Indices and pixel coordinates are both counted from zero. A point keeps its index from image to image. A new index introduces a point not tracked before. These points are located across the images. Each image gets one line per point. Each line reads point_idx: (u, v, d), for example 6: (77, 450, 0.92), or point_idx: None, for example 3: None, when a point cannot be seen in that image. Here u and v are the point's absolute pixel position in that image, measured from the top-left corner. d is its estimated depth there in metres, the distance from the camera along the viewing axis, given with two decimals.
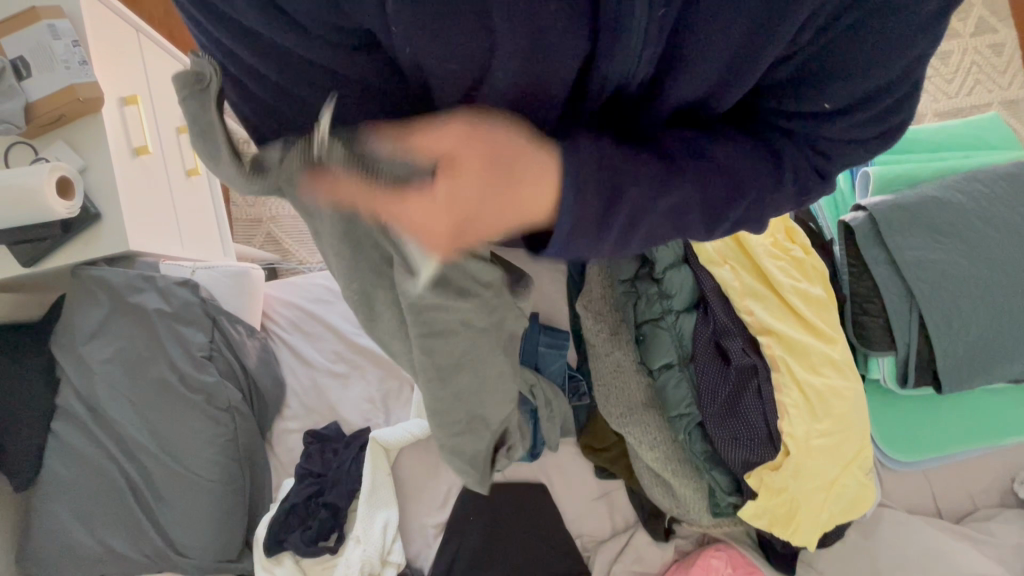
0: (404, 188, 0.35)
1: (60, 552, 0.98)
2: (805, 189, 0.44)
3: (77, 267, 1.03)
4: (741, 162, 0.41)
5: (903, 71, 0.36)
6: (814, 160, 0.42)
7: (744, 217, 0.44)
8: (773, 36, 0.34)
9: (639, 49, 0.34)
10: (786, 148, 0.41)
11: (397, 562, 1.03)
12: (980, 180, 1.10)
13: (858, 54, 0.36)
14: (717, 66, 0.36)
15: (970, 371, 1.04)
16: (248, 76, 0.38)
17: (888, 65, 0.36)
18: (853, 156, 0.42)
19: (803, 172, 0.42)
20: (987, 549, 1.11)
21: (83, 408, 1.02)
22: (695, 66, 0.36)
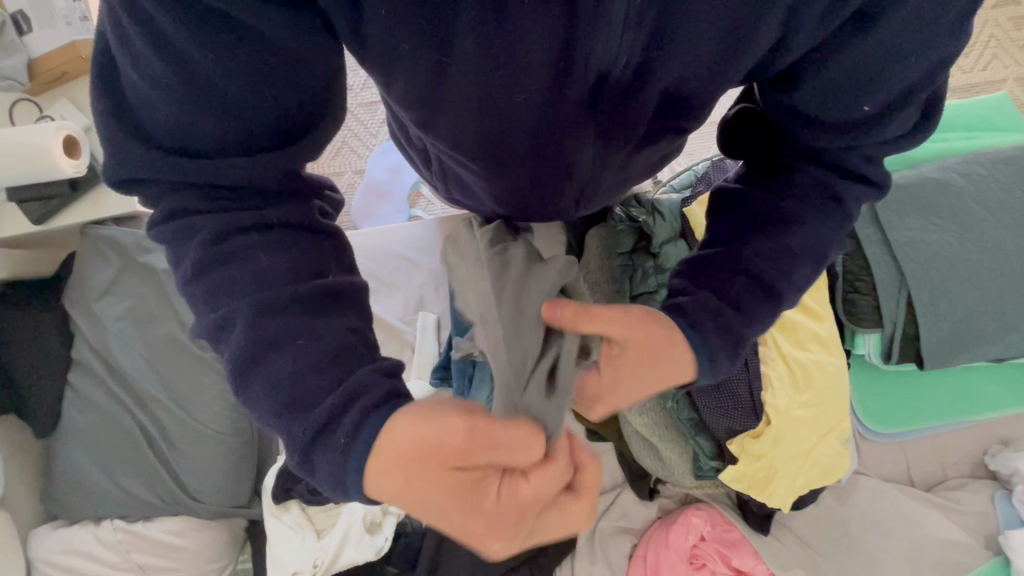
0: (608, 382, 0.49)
1: (82, 495, 1.04)
2: (858, 172, 0.53)
3: (86, 226, 1.08)
4: (792, 218, 0.53)
5: (912, 71, 0.46)
6: (857, 155, 0.52)
7: (789, 223, 0.53)
8: (746, 32, 0.43)
9: (618, 33, 0.40)
10: (831, 151, 0.52)
11: (398, 512, 1.10)
12: (980, 162, 1.11)
13: (871, 64, 0.45)
14: (699, 54, 0.44)
15: (953, 350, 1.07)
16: (210, 64, 0.34)
17: (892, 64, 0.45)
18: (888, 147, 0.52)
19: (846, 165, 0.52)
20: (953, 515, 1.18)
21: (98, 361, 1.07)
22: (676, 52, 0.43)
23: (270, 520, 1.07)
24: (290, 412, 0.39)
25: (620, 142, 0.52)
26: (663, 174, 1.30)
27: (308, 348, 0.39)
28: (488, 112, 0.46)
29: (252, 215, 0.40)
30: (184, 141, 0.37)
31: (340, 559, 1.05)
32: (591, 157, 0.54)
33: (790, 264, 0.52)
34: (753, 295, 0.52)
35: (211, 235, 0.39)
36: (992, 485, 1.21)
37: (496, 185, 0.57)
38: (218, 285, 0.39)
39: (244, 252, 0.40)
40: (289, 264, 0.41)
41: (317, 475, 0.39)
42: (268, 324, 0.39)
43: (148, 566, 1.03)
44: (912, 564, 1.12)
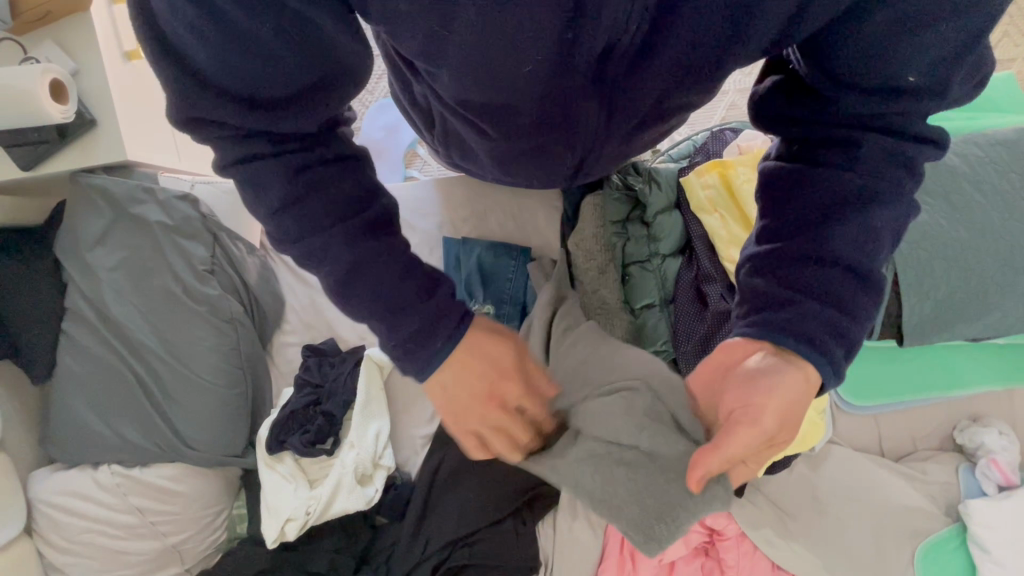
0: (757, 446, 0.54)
1: (80, 439, 1.06)
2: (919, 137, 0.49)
3: (76, 173, 1.05)
4: (865, 197, 0.50)
5: (956, 35, 0.43)
6: (911, 123, 0.49)
7: (862, 202, 0.50)
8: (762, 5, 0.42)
9: (627, 5, 0.39)
10: (882, 119, 0.49)
11: (387, 465, 1.14)
12: (977, 143, 1.11)
13: (911, 32, 0.43)
14: (711, 23, 0.43)
15: (932, 328, 1.10)
16: (248, 17, 0.35)
17: (936, 28, 0.43)
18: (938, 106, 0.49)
19: (902, 133, 0.49)
20: (918, 485, 1.24)
21: (90, 310, 1.07)
22: (686, 19, 0.43)
23: (263, 470, 1.11)
24: (390, 314, 0.46)
25: (625, 110, 0.53)
26: (662, 143, 1.30)
27: (388, 260, 0.46)
28: (493, 82, 0.45)
29: (315, 155, 0.44)
30: (240, 93, 0.39)
31: (331, 509, 1.08)
32: (595, 122, 0.54)
33: (873, 244, 0.50)
34: (836, 281, 0.50)
35: (288, 169, 0.43)
36: (957, 458, 1.27)
37: (500, 146, 0.57)
38: (304, 214, 0.44)
39: (325, 179, 0.44)
40: (355, 186, 0.46)
41: (416, 360, 0.47)
42: (357, 246, 0.45)
43: (146, 510, 1.06)
44: (875, 528, 1.18)
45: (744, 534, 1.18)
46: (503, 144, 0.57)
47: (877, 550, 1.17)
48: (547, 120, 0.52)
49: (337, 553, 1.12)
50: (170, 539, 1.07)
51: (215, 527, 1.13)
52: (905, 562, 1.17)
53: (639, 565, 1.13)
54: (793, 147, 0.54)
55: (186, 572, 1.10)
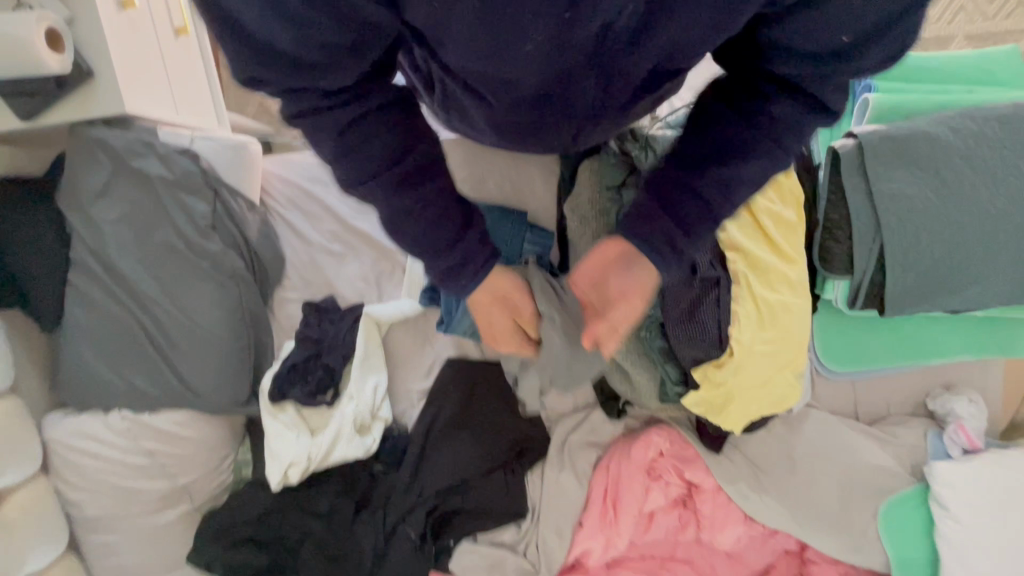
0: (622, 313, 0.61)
1: (91, 385, 1.11)
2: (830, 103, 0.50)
3: (75, 125, 1.06)
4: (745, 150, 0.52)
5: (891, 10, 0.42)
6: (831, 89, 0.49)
7: (740, 150, 0.52)
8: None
9: None
10: (806, 84, 0.48)
11: (386, 417, 1.21)
12: (973, 118, 1.11)
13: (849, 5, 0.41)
14: (709, 10, 0.43)
15: (912, 300, 1.13)
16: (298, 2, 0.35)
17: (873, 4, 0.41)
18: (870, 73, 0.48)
19: (816, 97, 0.49)
20: (888, 447, 1.31)
21: (95, 262, 1.09)
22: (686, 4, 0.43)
23: (266, 419, 1.16)
24: (435, 250, 0.53)
25: (621, 83, 0.54)
26: (661, 109, 1.30)
27: (432, 203, 0.51)
28: (491, 56, 0.45)
29: (370, 103, 0.46)
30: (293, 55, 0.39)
31: (331, 455, 1.15)
32: (591, 95, 0.55)
33: (737, 189, 0.53)
34: (700, 218, 0.54)
35: (345, 120, 0.46)
36: (928, 423, 1.34)
37: (497, 113, 0.58)
38: (361, 160, 0.48)
39: (375, 129, 0.47)
40: (400, 135, 0.48)
41: (454, 287, 0.56)
42: (406, 190, 0.50)
43: (156, 452, 1.12)
44: (843, 484, 1.26)
45: (720, 488, 1.25)
46: (495, 108, 0.57)
47: (844, 504, 1.25)
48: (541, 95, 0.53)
49: (337, 496, 1.19)
50: (180, 479, 1.14)
51: (222, 469, 1.20)
52: (869, 517, 1.25)
53: (620, 513, 1.20)
54: (715, 100, 0.54)
55: (195, 510, 1.17)
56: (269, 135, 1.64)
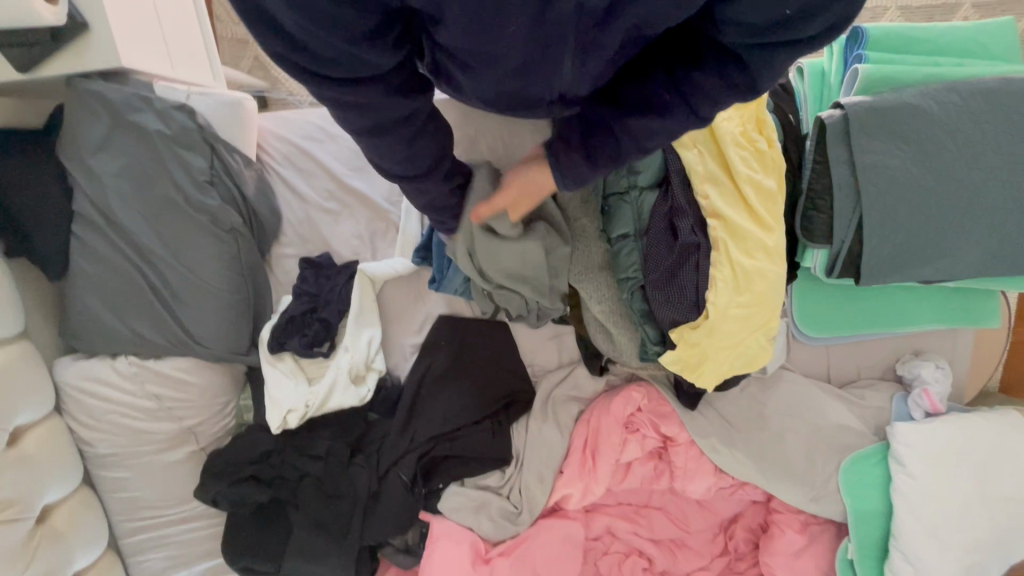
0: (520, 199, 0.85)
1: (99, 333, 1.17)
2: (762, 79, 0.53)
3: (73, 78, 1.07)
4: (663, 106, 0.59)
5: None
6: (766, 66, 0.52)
7: (661, 105, 0.59)
8: None
9: None
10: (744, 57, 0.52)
11: (380, 368, 1.27)
12: (960, 91, 1.13)
13: None
14: None
15: (888, 270, 1.17)
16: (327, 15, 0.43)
17: None
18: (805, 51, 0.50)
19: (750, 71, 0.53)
20: (854, 407, 1.39)
21: (98, 214, 1.13)
22: None
23: (266, 367, 1.23)
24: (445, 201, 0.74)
25: (599, 58, 0.54)
26: None
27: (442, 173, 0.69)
28: (470, 18, 0.46)
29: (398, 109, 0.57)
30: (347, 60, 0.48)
31: (328, 403, 1.21)
32: (570, 71, 0.55)
33: (647, 137, 0.62)
34: (604, 151, 0.65)
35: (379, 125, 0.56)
36: (894, 387, 1.41)
37: (480, 85, 0.58)
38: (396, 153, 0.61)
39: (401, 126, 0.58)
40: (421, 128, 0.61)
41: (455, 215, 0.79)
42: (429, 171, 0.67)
43: (163, 396, 1.19)
44: (809, 441, 1.34)
45: (693, 442, 1.33)
46: (481, 91, 0.59)
47: (808, 459, 1.34)
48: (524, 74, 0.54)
49: (333, 440, 1.27)
50: (186, 422, 1.22)
51: (225, 414, 1.28)
52: (831, 471, 1.34)
53: (599, 462, 1.29)
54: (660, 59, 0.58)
55: (202, 450, 1.25)
56: (264, 90, 1.65)
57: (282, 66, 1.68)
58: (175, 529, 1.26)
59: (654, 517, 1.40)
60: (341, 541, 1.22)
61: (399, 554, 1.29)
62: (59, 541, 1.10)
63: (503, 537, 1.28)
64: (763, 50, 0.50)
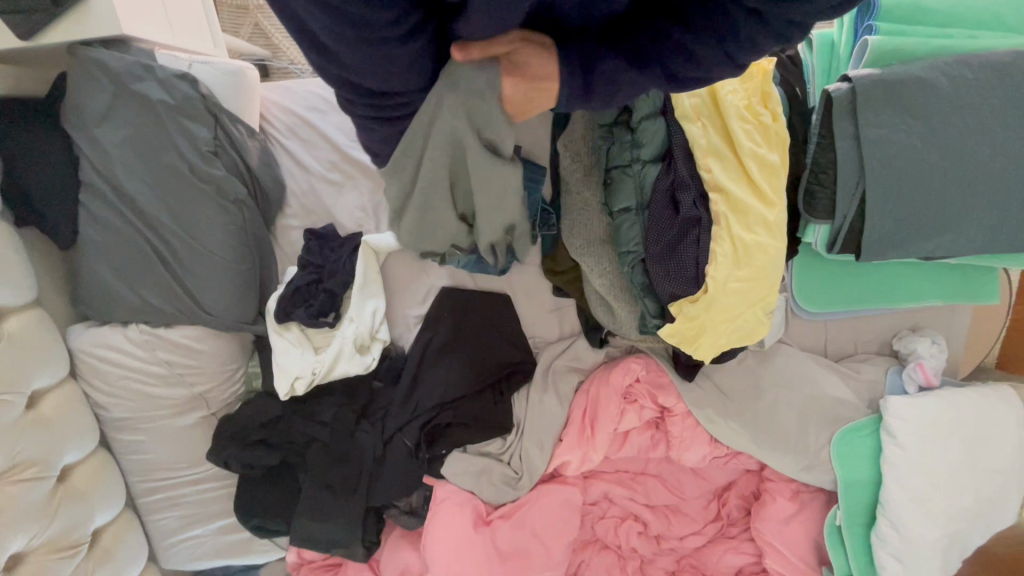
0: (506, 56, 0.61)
1: (110, 301, 1.19)
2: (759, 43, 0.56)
3: (75, 45, 1.06)
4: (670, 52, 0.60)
5: None
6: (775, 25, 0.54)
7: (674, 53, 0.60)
8: None
9: None
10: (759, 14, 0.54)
11: (384, 338, 1.29)
12: (969, 64, 1.12)
13: None
14: None
15: (889, 246, 1.17)
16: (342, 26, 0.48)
17: None
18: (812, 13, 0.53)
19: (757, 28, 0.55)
20: (849, 381, 1.41)
21: (105, 184, 1.13)
22: None
23: (274, 336, 1.26)
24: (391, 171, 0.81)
25: (599, 9, 0.57)
26: None
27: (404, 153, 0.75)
28: (485, 3, 0.49)
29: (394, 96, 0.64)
30: (375, 65, 0.54)
31: (334, 371, 1.25)
32: (574, 15, 0.58)
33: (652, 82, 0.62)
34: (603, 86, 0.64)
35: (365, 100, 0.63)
36: (890, 361, 1.44)
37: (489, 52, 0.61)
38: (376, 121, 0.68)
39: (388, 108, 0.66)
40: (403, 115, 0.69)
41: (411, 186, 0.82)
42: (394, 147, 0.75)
43: (173, 363, 1.22)
44: (803, 413, 1.37)
45: (690, 412, 1.37)
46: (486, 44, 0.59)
47: (802, 431, 1.37)
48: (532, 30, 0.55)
49: (340, 407, 1.31)
50: (196, 388, 1.26)
51: (235, 381, 1.32)
52: (823, 442, 1.37)
53: (597, 431, 1.33)
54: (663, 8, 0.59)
55: (213, 415, 1.30)
56: (266, 59, 1.63)
57: (283, 34, 1.66)
58: (189, 490, 1.31)
59: (649, 484, 1.45)
60: (347, 503, 1.27)
61: (404, 515, 1.35)
62: (79, 499, 1.15)
63: (504, 500, 1.33)
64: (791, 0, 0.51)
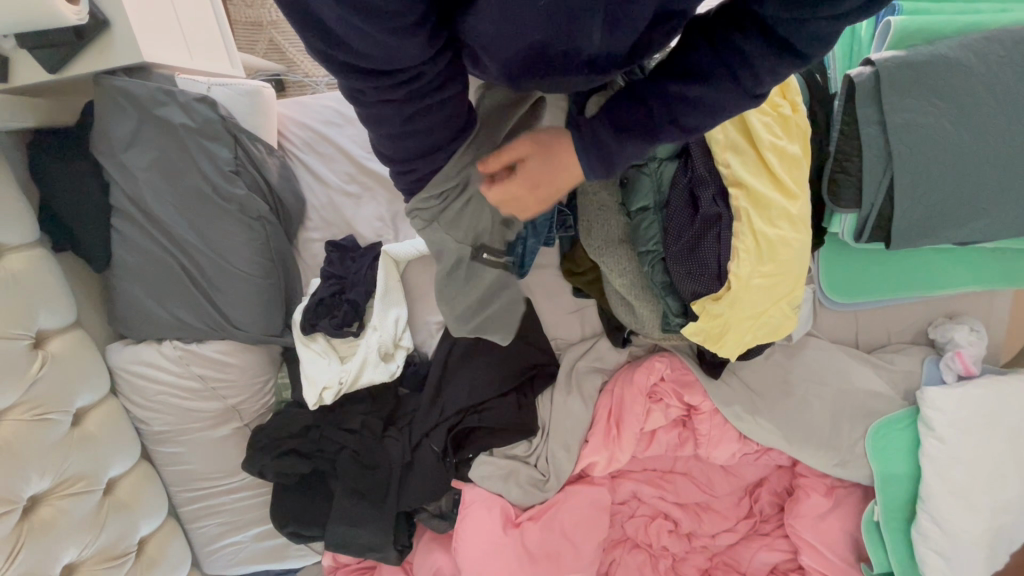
0: (519, 158, 0.68)
1: (145, 319, 1.23)
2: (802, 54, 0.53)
3: (99, 75, 1.10)
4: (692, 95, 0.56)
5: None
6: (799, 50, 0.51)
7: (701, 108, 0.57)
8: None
9: None
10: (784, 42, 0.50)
11: (407, 346, 1.31)
12: (1001, 40, 1.07)
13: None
14: None
15: (921, 233, 1.13)
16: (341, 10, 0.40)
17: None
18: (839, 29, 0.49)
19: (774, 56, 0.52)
20: (883, 372, 1.37)
21: (134, 207, 1.17)
22: None
23: (301, 347, 1.29)
24: (415, 181, 0.67)
25: (627, 28, 0.51)
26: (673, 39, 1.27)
27: (424, 160, 0.63)
28: (494, 14, 0.48)
29: (411, 102, 0.52)
30: (382, 58, 0.45)
31: (360, 380, 1.27)
32: (599, 41, 0.52)
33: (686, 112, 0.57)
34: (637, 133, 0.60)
35: (381, 115, 0.53)
36: (926, 351, 1.39)
37: (503, 71, 0.57)
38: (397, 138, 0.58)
39: (412, 124, 0.56)
40: (430, 130, 0.58)
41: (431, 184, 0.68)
42: (418, 159, 0.62)
43: (206, 377, 1.26)
44: (836, 408, 1.34)
45: (717, 410, 1.35)
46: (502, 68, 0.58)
47: (835, 425, 1.34)
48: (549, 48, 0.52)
49: (367, 415, 1.34)
50: (230, 400, 1.29)
51: (266, 392, 1.35)
52: (858, 436, 1.34)
53: (622, 431, 1.32)
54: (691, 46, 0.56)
55: (246, 426, 1.33)
56: (281, 74, 1.67)
57: (299, 49, 1.69)
58: (227, 498, 1.36)
59: (679, 483, 1.43)
60: (379, 508, 1.30)
61: (434, 519, 1.37)
62: (125, 511, 1.20)
63: (532, 502, 1.34)
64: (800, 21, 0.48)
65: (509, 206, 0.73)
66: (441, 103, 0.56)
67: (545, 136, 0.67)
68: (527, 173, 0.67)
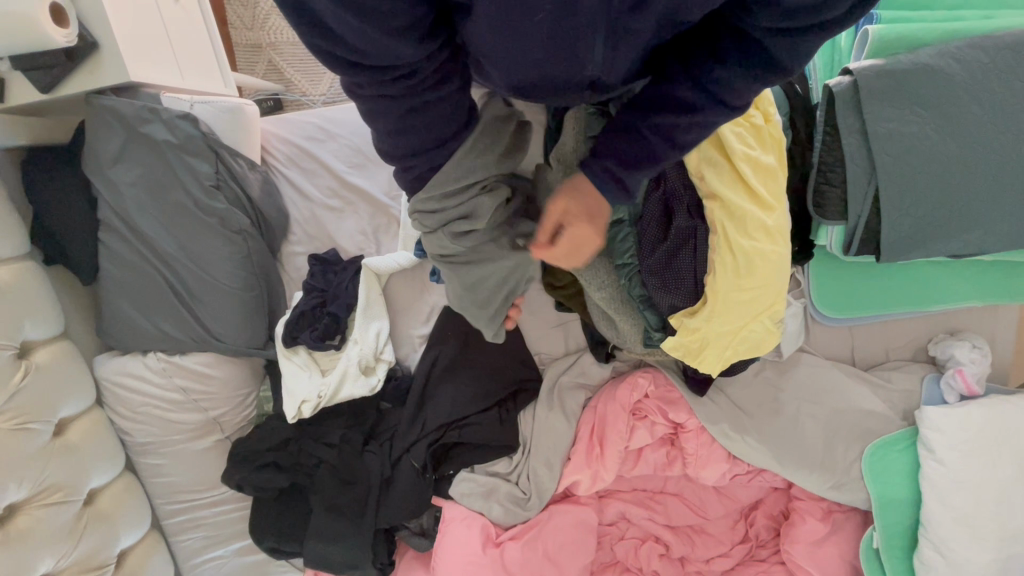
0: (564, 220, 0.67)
1: (130, 331, 1.25)
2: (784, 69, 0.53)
3: (91, 95, 1.14)
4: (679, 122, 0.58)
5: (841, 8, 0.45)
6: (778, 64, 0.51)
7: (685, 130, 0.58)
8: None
9: None
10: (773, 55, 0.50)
11: (388, 359, 1.31)
12: (983, 47, 1.04)
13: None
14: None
15: (911, 246, 1.09)
16: None
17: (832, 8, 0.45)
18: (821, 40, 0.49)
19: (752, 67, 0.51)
20: (879, 390, 1.32)
21: (120, 222, 1.20)
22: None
23: (282, 360, 1.29)
24: (416, 182, 0.67)
25: (625, 40, 0.52)
26: None
27: (420, 160, 0.62)
28: (504, 27, 0.48)
29: (408, 101, 0.52)
30: (378, 56, 0.45)
31: (340, 393, 1.27)
32: (599, 58, 0.53)
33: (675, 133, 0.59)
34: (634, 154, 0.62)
35: (377, 112, 0.52)
36: (926, 368, 1.34)
37: (505, 76, 0.57)
38: (397, 137, 0.57)
39: (412, 123, 0.55)
40: (428, 130, 0.57)
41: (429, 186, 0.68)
42: (416, 158, 0.61)
43: (188, 389, 1.27)
44: (829, 428, 1.29)
45: (703, 428, 1.31)
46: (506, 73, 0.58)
47: (828, 445, 1.29)
48: (554, 60, 0.53)
49: (347, 430, 1.33)
50: (212, 413, 1.30)
51: (247, 405, 1.36)
52: (854, 457, 1.28)
53: (606, 449, 1.29)
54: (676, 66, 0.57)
55: (226, 439, 1.34)
56: (279, 93, 1.72)
57: (296, 68, 1.74)
58: (209, 511, 1.35)
59: (668, 504, 1.39)
60: (356, 525, 1.28)
61: (415, 536, 1.35)
62: (104, 522, 1.21)
63: (514, 521, 1.30)
64: (785, 34, 0.48)
65: (572, 262, 0.73)
66: (440, 102, 0.55)
67: (573, 182, 0.66)
68: (576, 222, 0.66)
